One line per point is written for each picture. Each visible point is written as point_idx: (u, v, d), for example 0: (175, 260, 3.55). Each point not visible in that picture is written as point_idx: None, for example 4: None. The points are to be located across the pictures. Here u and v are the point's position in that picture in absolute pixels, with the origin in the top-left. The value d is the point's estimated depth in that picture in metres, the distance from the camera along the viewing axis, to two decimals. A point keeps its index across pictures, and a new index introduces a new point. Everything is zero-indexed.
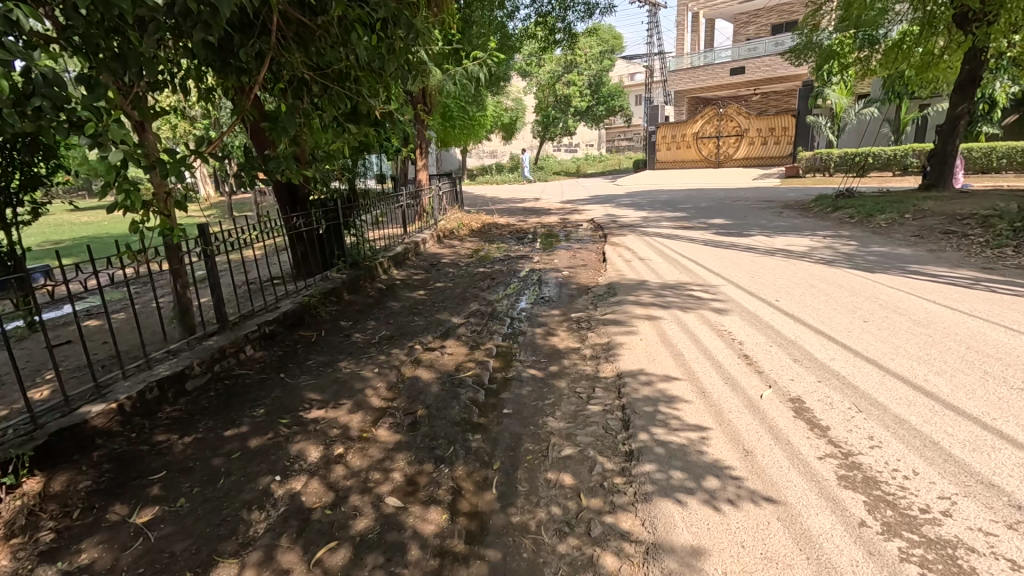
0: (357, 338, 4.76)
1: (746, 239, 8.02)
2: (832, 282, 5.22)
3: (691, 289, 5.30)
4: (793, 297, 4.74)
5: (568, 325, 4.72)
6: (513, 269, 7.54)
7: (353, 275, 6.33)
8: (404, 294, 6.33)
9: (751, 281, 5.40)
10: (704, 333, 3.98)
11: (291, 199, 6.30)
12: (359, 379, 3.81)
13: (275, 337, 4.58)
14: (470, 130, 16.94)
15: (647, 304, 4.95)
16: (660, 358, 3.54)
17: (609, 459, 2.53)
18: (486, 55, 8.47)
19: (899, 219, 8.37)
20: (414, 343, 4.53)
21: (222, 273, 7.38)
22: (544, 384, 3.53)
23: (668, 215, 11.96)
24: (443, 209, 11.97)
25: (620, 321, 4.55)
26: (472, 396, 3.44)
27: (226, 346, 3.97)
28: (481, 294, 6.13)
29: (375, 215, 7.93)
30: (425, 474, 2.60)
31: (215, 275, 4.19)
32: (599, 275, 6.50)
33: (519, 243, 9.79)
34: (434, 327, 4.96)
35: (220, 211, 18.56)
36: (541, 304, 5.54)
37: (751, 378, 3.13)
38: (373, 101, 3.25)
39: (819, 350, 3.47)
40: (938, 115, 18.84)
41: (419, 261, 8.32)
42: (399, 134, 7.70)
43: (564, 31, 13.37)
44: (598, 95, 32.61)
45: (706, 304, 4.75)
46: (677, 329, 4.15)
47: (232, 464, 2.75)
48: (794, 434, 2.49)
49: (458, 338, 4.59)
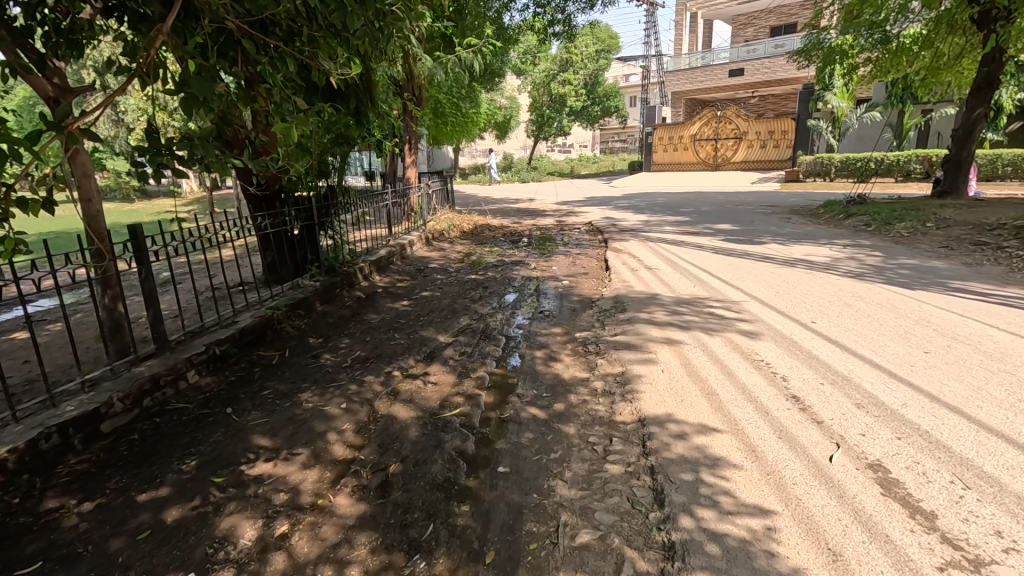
0: (327, 360, 4.07)
1: (759, 247, 7.44)
2: (868, 299, 4.62)
3: (710, 305, 4.67)
4: (831, 320, 4.12)
5: (572, 347, 4.07)
6: (506, 276, 6.85)
7: (328, 282, 5.63)
8: (386, 304, 5.64)
9: (779, 297, 4.78)
10: (737, 364, 3.35)
11: (259, 197, 5.61)
12: (321, 418, 3.12)
13: (227, 358, 3.88)
14: (464, 127, 16.28)
15: (664, 323, 4.29)
16: (690, 398, 2.91)
17: (641, 554, 1.89)
18: (481, 42, 7.83)
19: (921, 228, 7.82)
20: (393, 368, 3.85)
21: (188, 277, 6.70)
22: (549, 429, 2.87)
23: (670, 220, 11.36)
24: (433, 210, 11.30)
25: (634, 344, 3.89)
26: (459, 446, 2.77)
27: (160, 375, 3.28)
28: (472, 306, 5.46)
29: (356, 216, 7.23)
30: (394, 571, 1.92)
31: (151, 287, 3.47)
32: (603, 286, 5.87)
33: (514, 247, 9.13)
34: (417, 347, 4.27)
35: (202, 207, 17.84)
36: (541, 320, 4.88)
37: (809, 432, 2.50)
38: (330, 67, 2.63)
39: (884, 392, 2.84)
40: (942, 120, 18.43)
41: (406, 266, 7.64)
42: (383, 129, 7.05)
43: (563, 23, 12.70)
44: (593, 95, 31.99)
45: (732, 325, 4.12)
46: (705, 356, 3.52)
47: (135, 551, 2.06)
48: (891, 524, 1.87)
49: (444, 363, 3.91)
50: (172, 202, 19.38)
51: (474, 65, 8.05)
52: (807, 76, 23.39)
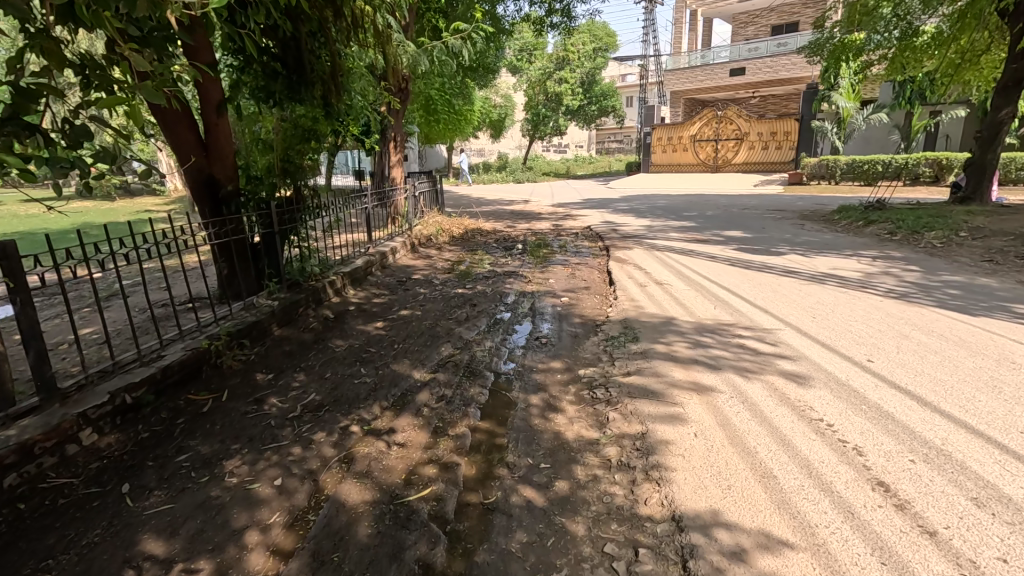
0: (273, 407, 3.27)
1: (779, 259, 6.71)
2: (927, 328, 3.87)
3: (739, 335, 3.93)
4: (891, 357, 3.37)
5: (576, 392, 3.30)
6: (497, 291, 6.08)
7: (290, 301, 4.85)
8: (356, 327, 4.84)
9: (818, 326, 4.03)
10: (791, 425, 2.60)
11: (213, 198, 4.89)
12: (243, 504, 2.32)
13: (142, 407, 3.08)
14: (456, 125, 15.49)
15: (687, 359, 3.54)
16: (740, 486, 2.15)
17: None
18: (472, 26, 7.08)
19: (954, 238, 7.11)
20: (351, 421, 3.06)
21: (137, 289, 5.89)
22: (549, 527, 2.11)
23: (674, 225, 10.62)
24: (420, 212, 10.50)
25: (652, 391, 3.14)
26: (425, 555, 2.00)
27: (35, 441, 2.48)
28: (457, 330, 4.68)
29: (330, 220, 6.45)
30: None
31: (31, 318, 2.67)
32: (608, 306, 5.12)
33: (506, 255, 8.36)
34: (386, 388, 3.49)
35: (182, 206, 16.94)
36: (538, 349, 4.10)
37: (923, 553, 1.75)
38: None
39: (1004, 479, 2.10)
40: (951, 122, 17.82)
41: (385, 277, 6.85)
42: (358, 120, 6.28)
43: (562, 14, 11.91)
44: (590, 94, 31.33)
45: (771, 365, 3.36)
46: (746, 412, 2.76)
47: None
48: None
49: (416, 414, 3.12)
50: (153, 201, 18.41)
51: (462, 52, 7.29)
52: (811, 75, 22.75)
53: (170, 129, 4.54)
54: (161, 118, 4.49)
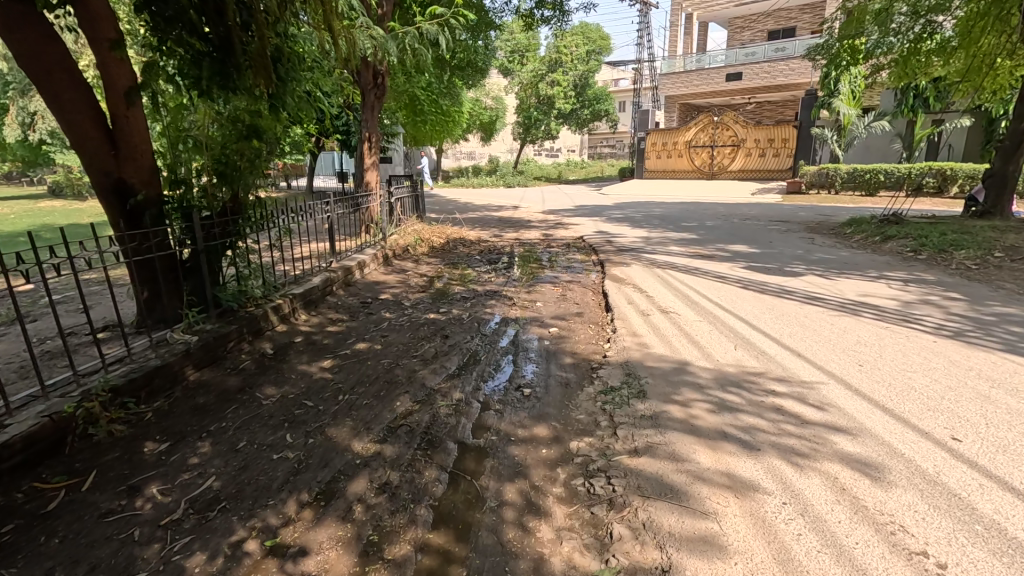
0: (148, 503, 2.36)
1: (798, 281, 5.92)
2: (1011, 386, 3.05)
3: (774, 393, 3.08)
4: (985, 435, 2.54)
5: (566, 483, 2.42)
6: (475, 317, 5.20)
7: (217, 334, 3.96)
8: (298, 366, 3.95)
9: (871, 380, 3.20)
10: (888, 568, 1.75)
11: (120, 207, 3.95)
12: None
13: None
14: (443, 126, 14.64)
15: (713, 432, 2.69)
16: None
17: None
18: (450, 10, 6.24)
19: (989, 260, 6.38)
20: (249, 531, 2.17)
21: (52, 310, 4.99)
22: None
23: (674, 237, 9.80)
24: (399, 219, 9.62)
25: (672, 487, 2.27)
26: None
27: None
28: (422, 372, 3.80)
29: (281, 231, 5.52)
30: None
31: None
32: (605, 341, 4.28)
33: (490, 269, 7.51)
34: (311, 470, 2.60)
35: None
36: (518, 406, 3.21)
37: None
38: None
39: None
40: (955, 132, 17.27)
41: (349, 296, 5.95)
42: (313, 114, 5.38)
43: (554, 7, 11.01)
44: (581, 98, 30.34)
45: (826, 444, 2.53)
46: (811, 536, 1.92)
47: None
48: None
49: (343, 521, 2.24)
50: None
51: (438, 42, 6.42)
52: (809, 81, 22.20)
53: (68, 118, 3.63)
54: (56, 105, 3.57)
